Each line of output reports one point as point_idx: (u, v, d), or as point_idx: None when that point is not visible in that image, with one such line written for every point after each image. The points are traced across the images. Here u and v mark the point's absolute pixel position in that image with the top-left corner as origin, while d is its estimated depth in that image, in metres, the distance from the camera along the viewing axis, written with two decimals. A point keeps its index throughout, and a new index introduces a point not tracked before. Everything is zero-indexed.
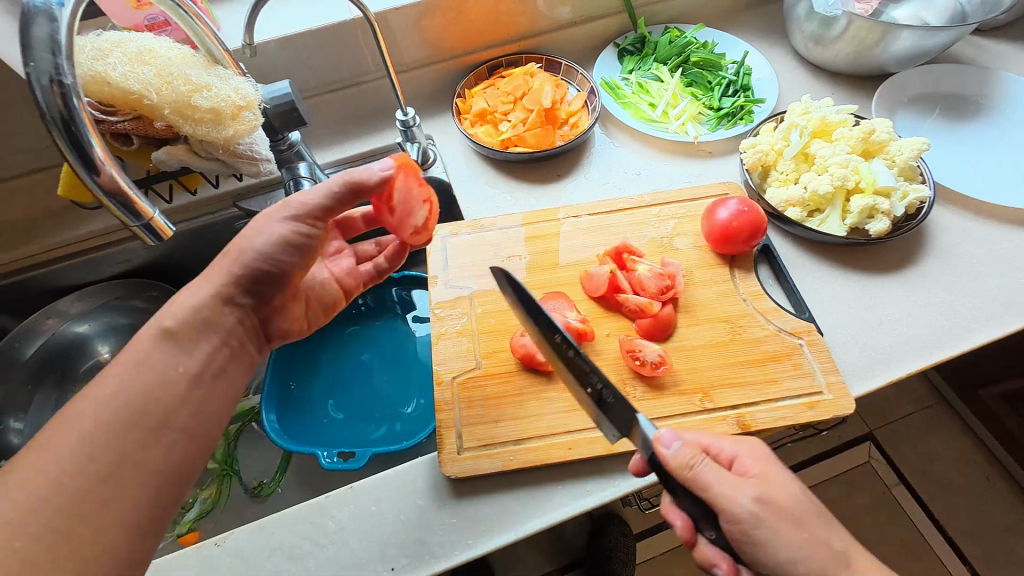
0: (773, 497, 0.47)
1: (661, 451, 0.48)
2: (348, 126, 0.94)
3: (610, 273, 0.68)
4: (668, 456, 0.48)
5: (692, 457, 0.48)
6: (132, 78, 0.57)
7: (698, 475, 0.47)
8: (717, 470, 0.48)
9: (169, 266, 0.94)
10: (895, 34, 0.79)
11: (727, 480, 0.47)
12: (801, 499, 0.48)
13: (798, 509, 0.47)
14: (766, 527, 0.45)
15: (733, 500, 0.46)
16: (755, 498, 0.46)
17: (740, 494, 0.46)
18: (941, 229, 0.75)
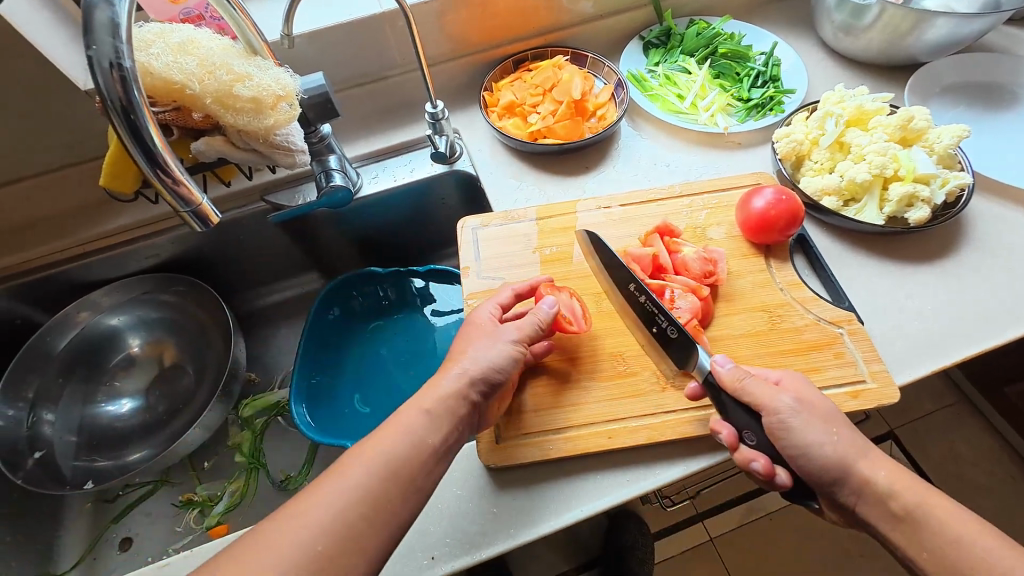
0: (805, 401, 0.53)
1: (716, 368, 0.56)
2: (374, 120, 0.94)
3: (654, 253, 0.70)
4: (723, 371, 0.56)
5: (743, 373, 0.55)
6: (175, 68, 0.57)
7: (745, 386, 0.54)
8: (760, 382, 0.55)
9: (198, 261, 0.94)
10: (929, 22, 0.79)
11: (768, 388, 0.54)
12: (829, 400, 0.53)
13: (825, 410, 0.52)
14: (794, 421, 0.51)
15: (776, 400, 0.53)
16: (786, 402, 0.52)
17: (777, 396, 0.53)
18: (979, 218, 0.74)
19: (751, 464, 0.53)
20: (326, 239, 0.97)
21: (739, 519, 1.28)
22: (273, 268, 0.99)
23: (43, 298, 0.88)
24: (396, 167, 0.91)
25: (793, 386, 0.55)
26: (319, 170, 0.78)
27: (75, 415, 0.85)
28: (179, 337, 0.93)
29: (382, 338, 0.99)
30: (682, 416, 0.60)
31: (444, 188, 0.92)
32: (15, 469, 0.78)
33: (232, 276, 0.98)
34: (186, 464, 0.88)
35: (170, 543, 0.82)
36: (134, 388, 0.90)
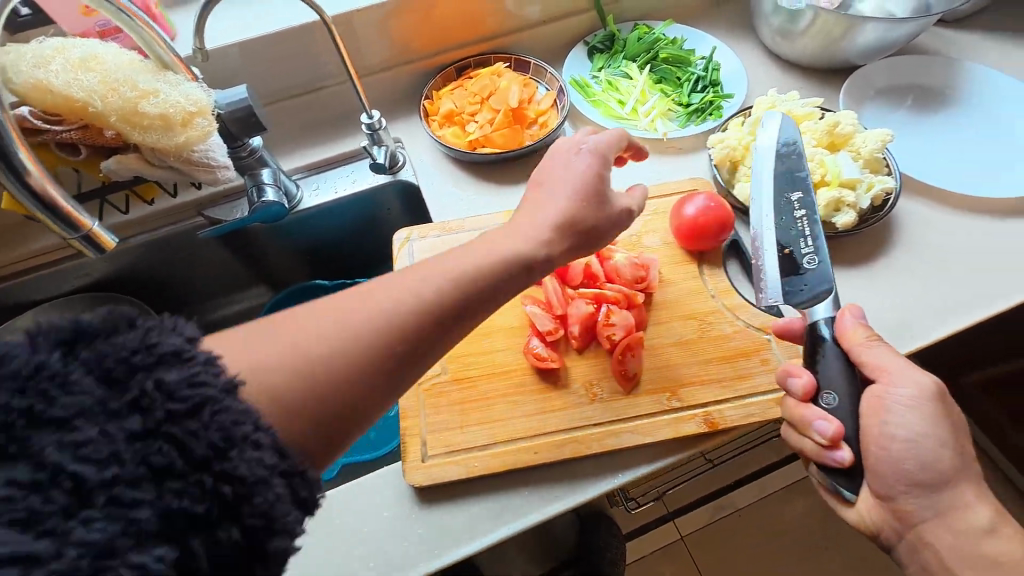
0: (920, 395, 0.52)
1: (852, 319, 0.55)
2: (308, 132, 0.92)
3: (586, 263, 0.70)
4: (851, 326, 0.54)
5: (869, 332, 0.54)
6: (75, 86, 0.55)
7: (871, 347, 0.53)
8: (891, 352, 0.52)
9: (135, 279, 0.91)
10: (861, 26, 0.80)
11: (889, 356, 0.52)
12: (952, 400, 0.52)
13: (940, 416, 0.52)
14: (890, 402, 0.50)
15: (907, 371, 0.51)
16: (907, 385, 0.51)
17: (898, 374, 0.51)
18: (910, 220, 0.75)
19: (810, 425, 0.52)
20: (270, 252, 0.95)
21: (707, 519, 1.29)
22: (214, 283, 0.96)
23: None
24: (338, 179, 0.90)
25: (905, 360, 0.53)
26: (251, 184, 0.77)
27: None
28: None
29: None
30: (610, 428, 0.59)
31: (388, 198, 0.91)
32: None
33: (174, 293, 0.95)
34: None
35: None
36: None
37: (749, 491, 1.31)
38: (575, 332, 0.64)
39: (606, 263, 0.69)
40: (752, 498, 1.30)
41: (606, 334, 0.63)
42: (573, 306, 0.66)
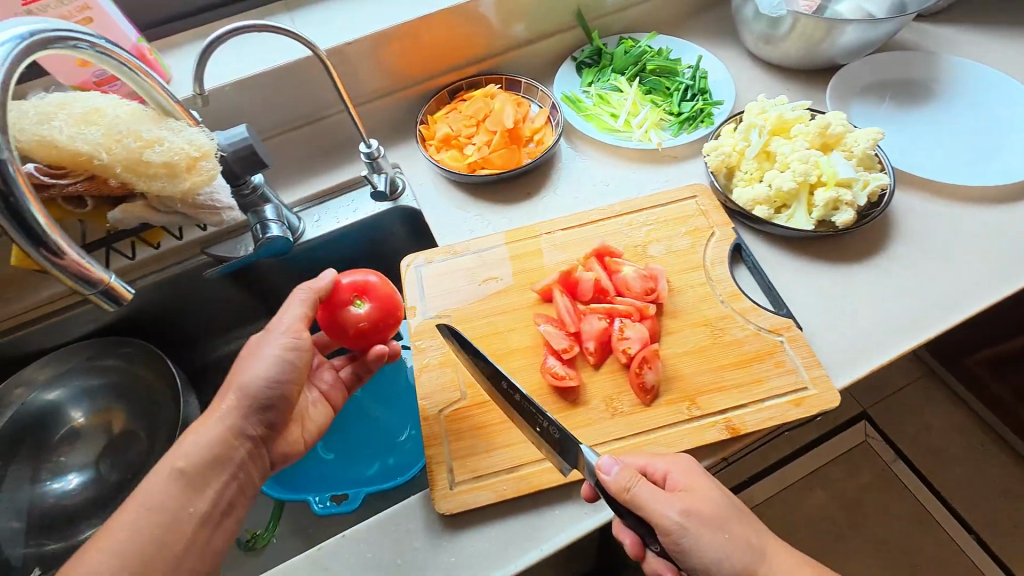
0: (699, 509, 0.49)
1: (602, 479, 0.51)
2: (311, 163, 0.93)
3: (595, 278, 0.71)
4: (609, 482, 0.50)
5: (630, 477, 0.50)
6: (79, 140, 0.56)
7: (635, 497, 0.49)
8: (649, 491, 0.49)
9: (142, 320, 0.91)
10: (841, 28, 0.82)
11: (658, 495, 0.49)
12: (720, 501, 0.50)
13: (721, 515, 0.50)
14: (688, 536, 0.48)
15: (665, 512, 0.49)
16: (682, 512, 0.49)
17: (665, 513, 0.49)
18: (906, 212, 0.76)
19: (658, 574, 0.57)
20: (276, 284, 0.95)
21: None
22: (221, 320, 0.97)
23: None
24: (339, 208, 0.90)
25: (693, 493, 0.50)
26: (255, 221, 0.77)
27: (19, 498, 0.81)
28: (126, 402, 0.90)
29: None
30: (632, 442, 0.60)
31: (391, 223, 0.91)
32: None
33: (181, 331, 0.95)
34: None
35: None
36: (82, 461, 0.86)
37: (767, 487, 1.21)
38: (591, 349, 0.65)
39: (614, 276, 0.71)
40: None
41: (622, 347, 0.64)
42: (586, 322, 0.67)
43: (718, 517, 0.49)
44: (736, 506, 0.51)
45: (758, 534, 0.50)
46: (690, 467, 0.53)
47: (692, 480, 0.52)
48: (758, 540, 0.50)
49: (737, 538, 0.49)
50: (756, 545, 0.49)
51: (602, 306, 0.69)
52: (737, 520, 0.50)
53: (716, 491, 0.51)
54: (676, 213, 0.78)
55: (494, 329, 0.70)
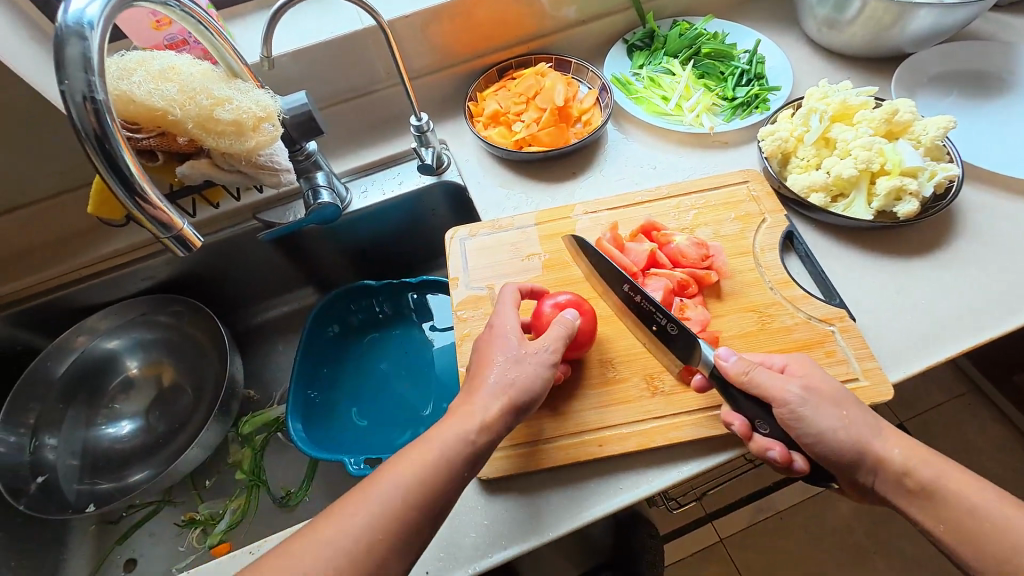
0: (815, 386, 0.54)
1: (722, 365, 0.56)
2: (359, 136, 0.95)
3: (650, 250, 0.70)
4: (728, 367, 0.55)
5: (747, 364, 0.55)
6: (156, 95, 0.58)
7: (753, 379, 0.54)
8: (766, 375, 0.54)
9: (193, 280, 0.95)
10: (912, 13, 0.78)
11: (775, 380, 0.54)
12: (834, 382, 0.55)
13: (833, 396, 0.53)
14: (805, 414, 0.52)
15: (784, 386, 0.54)
16: (796, 395, 0.53)
17: (786, 390, 0.53)
18: (972, 208, 0.73)
19: (767, 451, 0.55)
20: (319, 253, 0.98)
21: (747, 520, 1.19)
22: (266, 284, 1.00)
23: (41, 323, 0.88)
24: (385, 180, 0.92)
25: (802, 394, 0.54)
26: (307, 187, 0.79)
27: (76, 439, 0.86)
28: (176, 357, 0.94)
29: (379, 350, 0.99)
30: (672, 422, 0.60)
31: (434, 198, 0.92)
32: (17, 495, 0.78)
33: (228, 294, 0.99)
34: (188, 483, 0.88)
35: (174, 563, 0.83)
36: (134, 410, 0.91)
37: (790, 493, 1.20)
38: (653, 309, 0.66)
39: (667, 248, 0.71)
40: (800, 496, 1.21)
41: (681, 325, 0.65)
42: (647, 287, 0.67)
43: (836, 398, 0.53)
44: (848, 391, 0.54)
45: (871, 414, 0.53)
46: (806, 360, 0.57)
47: (809, 369, 0.56)
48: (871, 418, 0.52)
49: (849, 417, 0.52)
50: (870, 422, 0.52)
51: (659, 274, 0.68)
52: (849, 405, 0.53)
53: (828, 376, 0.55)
54: (726, 197, 0.76)
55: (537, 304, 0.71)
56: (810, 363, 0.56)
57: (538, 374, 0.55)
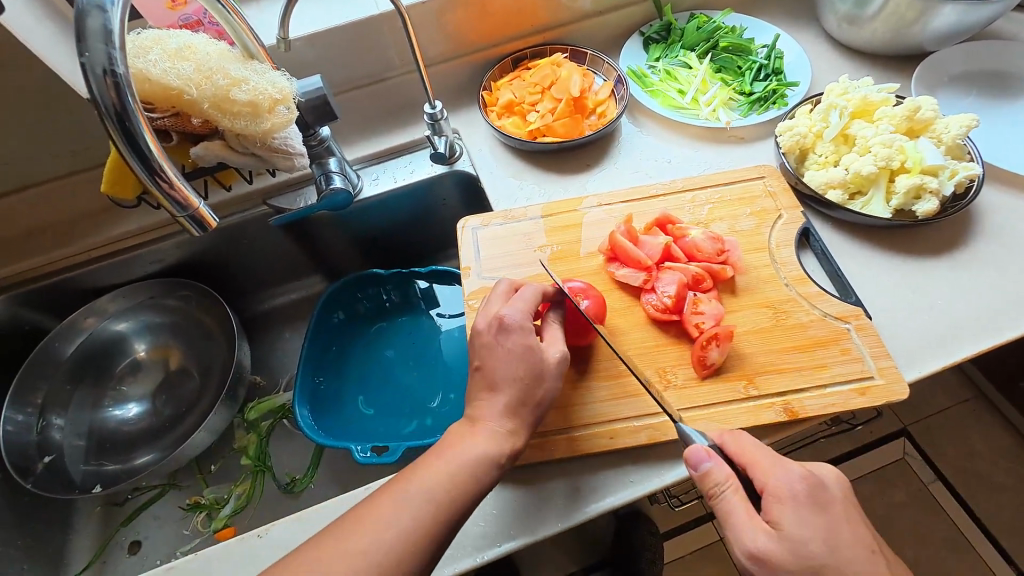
0: (782, 552, 0.44)
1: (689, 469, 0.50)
2: (372, 123, 0.94)
3: (665, 243, 0.69)
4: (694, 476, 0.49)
5: (718, 484, 0.48)
6: (172, 74, 0.57)
7: (717, 500, 0.48)
8: (735, 510, 0.47)
9: (202, 265, 0.94)
10: (936, 10, 0.77)
11: (744, 519, 0.46)
12: (818, 551, 0.44)
13: (806, 567, 0.44)
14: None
15: (747, 534, 0.46)
16: (754, 552, 0.45)
17: (748, 540, 0.45)
18: (991, 208, 0.72)
19: None
20: (329, 241, 0.97)
21: None
22: (275, 271, 1.00)
23: (50, 303, 0.88)
24: (396, 169, 0.91)
25: (781, 518, 0.46)
26: (318, 173, 0.78)
27: (84, 420, 0.86)
28: (184, 341, 0.94)
29: (385, 339, 0.99)
30: (684, 415, 0.59)
31: (445, 188, 0.92)
32: (25, 474, 0.78)
33: (236, 279, 0.98)
34: (193, 467, 0.88)
35: (179, 545, 0.83)
36: (141, 392, 0.91)
37: None
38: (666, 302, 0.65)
39: (682, 242, 0.70)
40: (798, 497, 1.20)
41: (695, 322, 0.63)
42: (660, 283, 0.67)
43: (806, 571, 0.44)
44: (833, 565, 0.44)
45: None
46: (808, 494, 0.46)
47: (802, 520, 0.45)
48: None
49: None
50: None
51: (673, 268, 0.68)
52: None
53: (818, 534, 0.45)
54: (742, 192, 0.75)
55: None
56: (801, 516, 0.45)
57: (553, 389, 0.55)
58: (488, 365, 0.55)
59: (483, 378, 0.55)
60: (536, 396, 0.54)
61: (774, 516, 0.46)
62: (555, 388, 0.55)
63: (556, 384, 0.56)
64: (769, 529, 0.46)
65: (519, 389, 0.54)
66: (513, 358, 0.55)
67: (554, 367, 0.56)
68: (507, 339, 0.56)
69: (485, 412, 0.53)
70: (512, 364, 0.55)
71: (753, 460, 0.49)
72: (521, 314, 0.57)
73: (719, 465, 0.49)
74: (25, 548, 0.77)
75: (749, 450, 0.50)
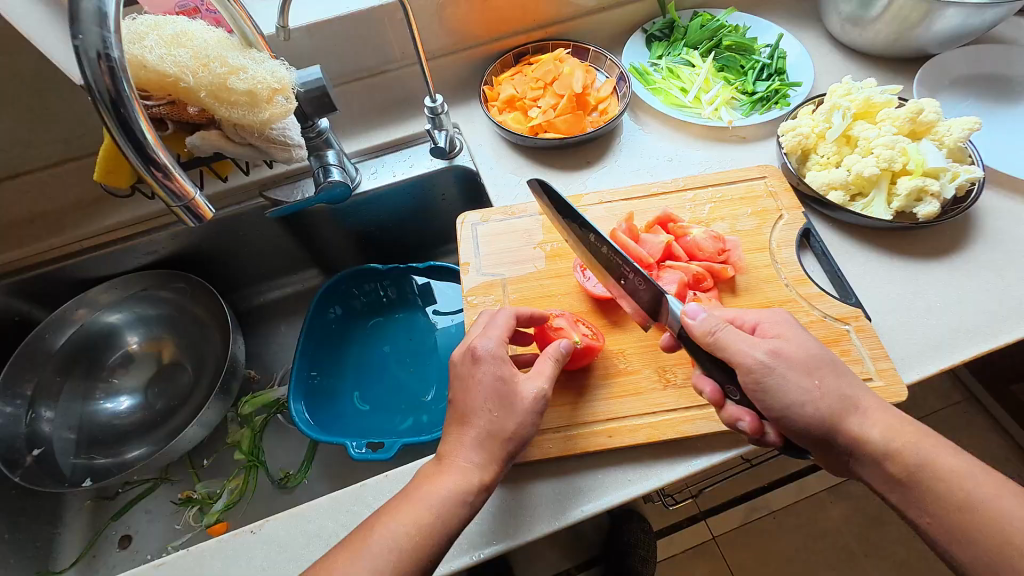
0: (787, 351, 0.52)
1: (688, 323, 0.53)
2: (371, 116, 0.93)
3: (667, 242, 0.69)
4: (695, 326, 0.53)
5: (716, 322, 0.53)
6: (168, 61, 0.56)
7: (720, 338, 0.52)
8: (734, 335, 0.52)
9: (197, 258, 0.93)
10: (940, 12, 0.76)
11: (749, 339, 0.52)
12: (810, 350, 0.52)
13: (806, 355, 0.51)
14: (776, 371, 0.50)
15: (750, 349, 0.52)
16: (767, 350, 0.51)
17: (752, 351, 0.51)
18: (990, 212, 0.72)
19: (737, 421, 0.53)
20: (326, 234, 0.96)
21: (740, 519, 1.18)
22: (270, 265, 0.98)
23: (42, 294, 0.87)
24: (395, 163, 0.90)
25: (766, 329, 0.54)
26: (317, 165, 0.78)
27: (74, 412, 0.85)
28: (177, 334, 0.93)
29: (381, 335, 0.98)
30: (684, 415, 0.59)
31: (444, 183, 0.91)
32: (13, 466, 0.77)
33: (231, 272, 0.97)
34: (186, 461, 0.87)
35: (170, 540, 0.82)
36: (133, 385, 0.89)
37: (784, 493, 1.19)
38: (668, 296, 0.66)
39: (683, 241, 0.70)
40: (787, 498, 1.19)
41: None
42: (661, 281, 0.67)
43: (808, 361, 0.51)
44: (823, 356, 0.52)
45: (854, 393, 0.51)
46: (784, 317, 0.55)
47: (784, 329, 0.54)
48: (846, 388, 0.50)
49: (822, 380, 0.50)
50: (845, 393, 0.50)
51: (675, 267, 0.68)
52: (823, 367, 0.51)
53: (804, 341, 0.53)
54: (743, 192, 0.75)
55: (548, 292, 0.70)
56: (785, 328, 0.54)
57: (525, 425, 0.52)
58: (461, 398, 0.54)
59: (455, 411, 0.54)
60: (508, 431, 0.52)
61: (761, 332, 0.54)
62: (528, 424, 0.53)
63: (528, 420, 0.53)
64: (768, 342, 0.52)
65: (488, 425, 0.52)
66: (483, 390, 0.53)
67: (527, 401, 0.53)
68: (480, 370, 0.54)
69: (455, 447, 0.52)
70: (482, 399, 0.53)
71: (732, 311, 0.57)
72: (495, 344, 0.55)
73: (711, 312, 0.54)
74: (13, 541, 0.76)
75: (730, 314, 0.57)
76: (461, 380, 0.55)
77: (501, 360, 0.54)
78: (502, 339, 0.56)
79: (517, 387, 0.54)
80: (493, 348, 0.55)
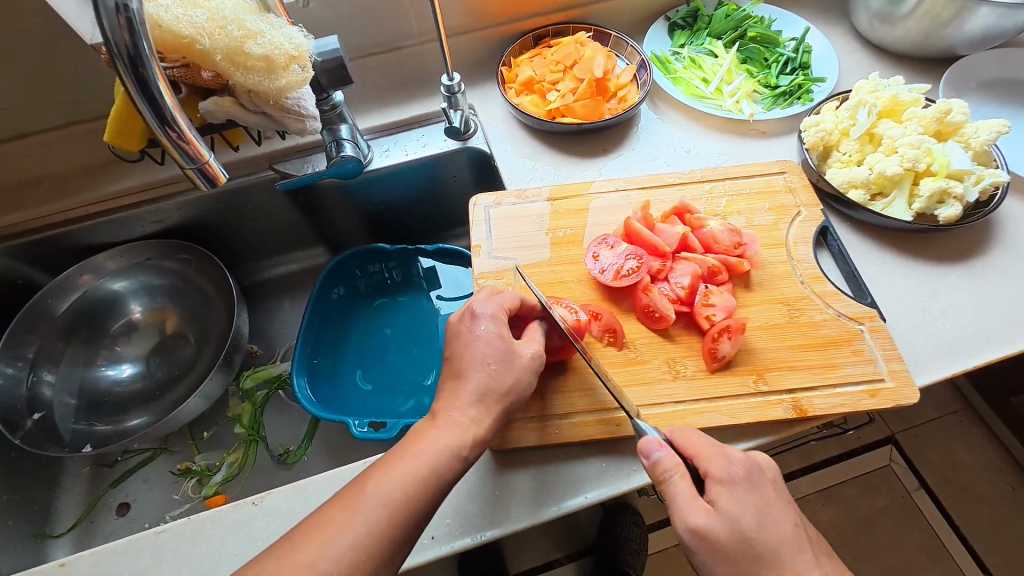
0: (721, 527, 0.44)
1: (643, 457, 0.49)
2: (385, 92, 0.91)
3: (682, 233, 0.68)
4: (648, 462, 0.48)
5: (671, 466, 0.47)
6: (184, 22, 0.55)
7: (669, 486, 0.46)
8: (685, 491, 0.46)
9: (202, 229, 0.92)
10: (973, 10, 0.75)
11: (689, 501, 0.45)
12: (752, 523, 0.44)
13: (743, 545, 0.43)
14: (697, 557, 0.45)
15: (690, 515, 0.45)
16: (695, 529, 0.44)
17: (689, 519, 0.44)
18: (1009, 219, 0.71)
19: None
20: (333, 210, 0.95)
21: None
22: (276, 240, 0.97)
23: (43, 258, 0.86)
24: (408, 142, 0.88)
25: (721, 499, 0.45)
26: (329, 139, 0.76)
27: (74, 378, 0.84)
28: (180, 304, 0.92)
29: (385, 315, 0.97)
30: (693, 407, 0.58)
31: (456, 165, 0.90)
32: (13, 429, 0.77)
33: (235, 245, 0.96)
34: (185, 432, 0.87)
35: (168, 510, 0.82)
36: (135, 354, 0.89)
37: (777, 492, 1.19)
38: (683, 286, 0.65)
39: (699, 232, 0.69)
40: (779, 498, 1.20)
41: (706, 314, 0.63)
42: (675, 270, 0.67)
43: (739, 547, 0.43)
44: (766, 543, 0.44)
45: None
46: (747, 475, 0.46)
47: (754, 498, 0.45)
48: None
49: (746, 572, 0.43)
50: None
51: (690, 258, 0.67)
52: (757, 558, 0.43)
53: (755, 512, 0.44)
54: (761, 186, 0.74)
55: (560, 278, 0.69)
56: (758, 487, 0.46)
57: (523, 383, 0.54)
58: (473, 382, 0.52)
59: (469, 390, 0.53)
60: None
61: (715, 499, 0.46)
62: (525, 381, 0.54)
63: (526, 378, 0.54)
64: (709, 509, 0.45)
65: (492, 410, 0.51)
66: (483, 346, 0.54)
67: (524, 360, 0.54)
68: (477, 327, 0.55)
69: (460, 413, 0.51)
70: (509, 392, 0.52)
71: (698, 448, 0.49)
72: (494, 308, 0.57)
73: (668, 452, 0.48)
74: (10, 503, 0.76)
75: (696, 441, 0.49)
76: (456, 336, 0.56)
77: (498, 321, 0.56)
78: (504, 307, 0.57)
79: (514, 347, 0.55)
80: (491, 311, 0.56)
